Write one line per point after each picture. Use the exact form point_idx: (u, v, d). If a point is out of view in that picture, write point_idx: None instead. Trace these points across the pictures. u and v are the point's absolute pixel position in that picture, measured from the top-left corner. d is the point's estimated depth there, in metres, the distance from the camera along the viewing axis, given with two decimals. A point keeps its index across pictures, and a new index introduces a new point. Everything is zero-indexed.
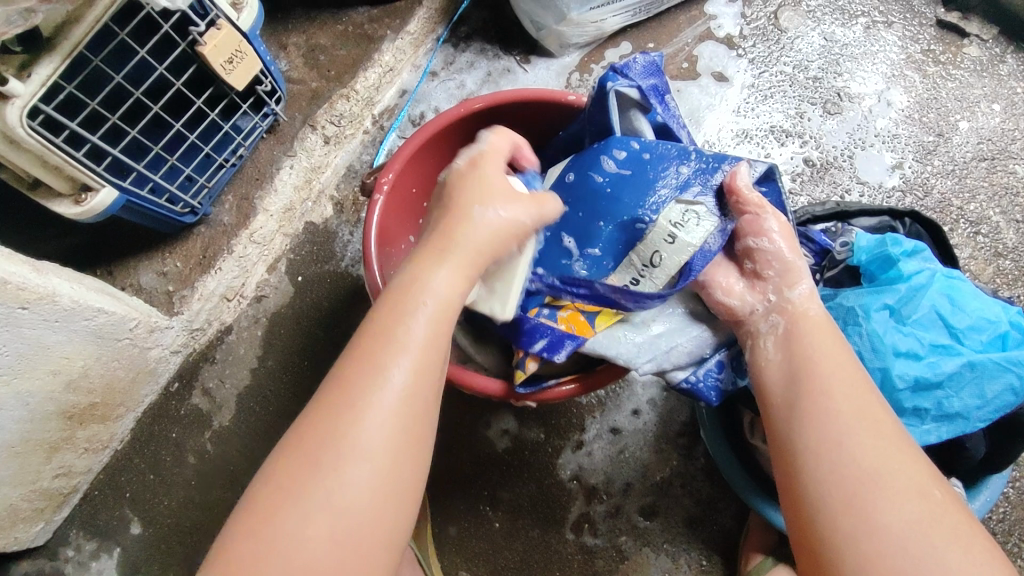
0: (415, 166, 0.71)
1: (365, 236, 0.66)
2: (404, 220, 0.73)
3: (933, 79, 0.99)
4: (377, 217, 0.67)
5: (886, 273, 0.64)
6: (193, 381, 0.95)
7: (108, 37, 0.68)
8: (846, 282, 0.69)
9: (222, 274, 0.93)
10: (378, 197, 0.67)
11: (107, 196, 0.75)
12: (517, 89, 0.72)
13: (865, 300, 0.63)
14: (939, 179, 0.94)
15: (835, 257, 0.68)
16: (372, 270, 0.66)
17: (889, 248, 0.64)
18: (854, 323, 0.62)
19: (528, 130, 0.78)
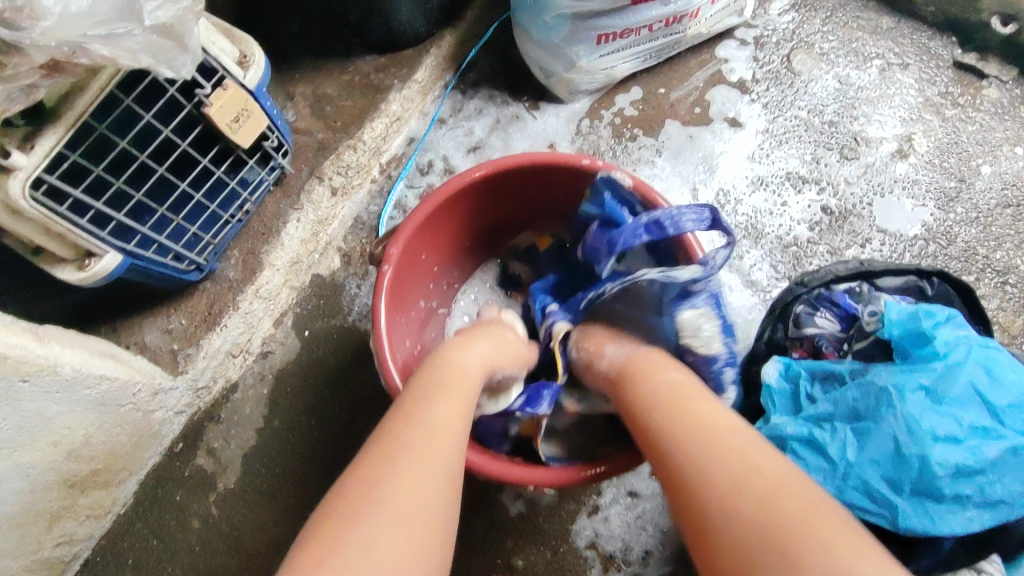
0: (424, 231, 0.70)
1: (373, 308, 0.65)
2: (411, 286, 0.72)
3: (953, 122, 0.97)
4: (386, 286, 0.65)
5: (919, 349, 0.62)
6: (197, 441, 0.94)
7: (113, 104, 0.66)
8: (877, 356, 0.67)
9: (227, 330, 0.91)
10: (387, 267, 0.66)
11: (111, 260, 0.72)
12: (528, 152, 0.70)
13: (899, 379, 0.59)
14: (962, 227, 0.91)
15: (865, 328, 0.68)
16: (381, 340, 0.64)
17: (923, 322, 0.62)
18: (887, 404, 0.58)
19: (540, 192, 0.76)
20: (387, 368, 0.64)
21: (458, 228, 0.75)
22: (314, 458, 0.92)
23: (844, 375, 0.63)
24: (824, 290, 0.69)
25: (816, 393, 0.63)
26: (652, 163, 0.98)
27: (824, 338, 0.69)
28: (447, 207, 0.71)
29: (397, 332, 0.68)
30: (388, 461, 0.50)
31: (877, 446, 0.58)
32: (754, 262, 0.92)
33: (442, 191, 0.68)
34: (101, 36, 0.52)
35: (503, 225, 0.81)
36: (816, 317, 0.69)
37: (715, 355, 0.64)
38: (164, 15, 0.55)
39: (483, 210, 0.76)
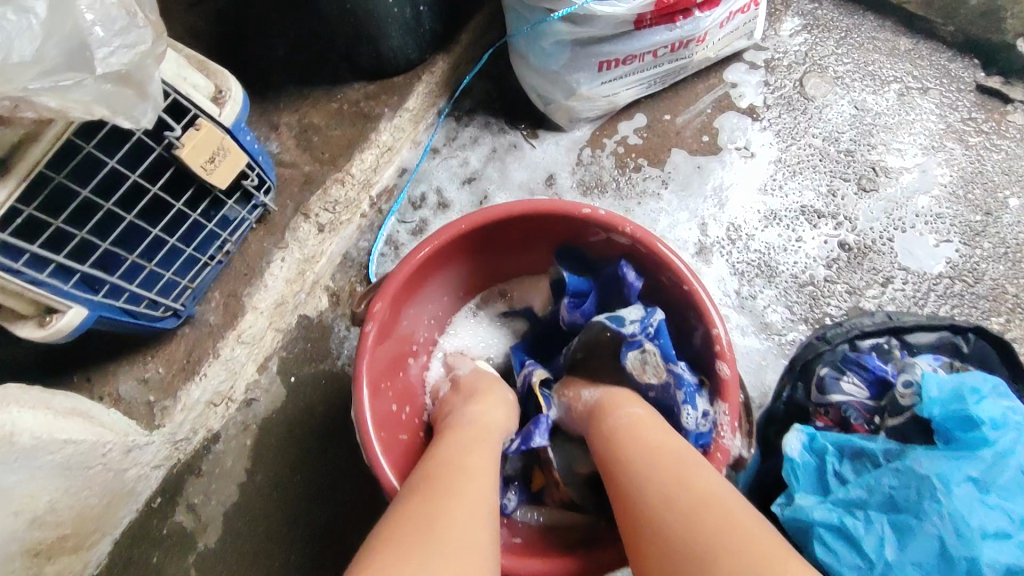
0: (410, 285, 0.65)
1: (356, 376, 0.59)
2: (399, 345, 0.66)
3: (977, 150, 0.91)
4: (369, 348, 0.60)
5: (964, 432, 0.54)
6: (177, 496, 0.88)
7: (71, 151, 0.61)
8: (915, 437, 0.57)
9: (207, 380, 0.85)
10: (370, 329, 0.60)
11: (76, 315, 0.67)
12: (523, 201, 0.66)
13: (943, 468, 0.54)
14: (990, 264, 0.86)
15: (900, 402, 0.58)
16: (363, 409, 0.58)
17: (967, 402, 0.54)
18: (932, 498, 0.53)
19: (536, 240, 0.71)
20: (370, 441, 0.58)
21: (448, 279, 0.71)
22: (299, 516, 0.87)
23: (877, 454, 0.57)
24: (850, 352, 0.63)
25: (845, 473, 0.58)
26: (658, 195, 0.92)
27: (851, 407, 0.61)
28: (435, 258, 0.66)
29: (383, 398, 0.62)
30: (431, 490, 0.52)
31: (920, 546, 0.52)
32: (768, 303, 0.86)
33: (430, 243, 0.64)
34: (47, 88, 0.46)
35: (498, 274, 0.76)
36: (842, 381, 0.62)
37: (665, 380, 0.62)
38: (120, 61, 0.50)
39: (476, 260, 0.72)
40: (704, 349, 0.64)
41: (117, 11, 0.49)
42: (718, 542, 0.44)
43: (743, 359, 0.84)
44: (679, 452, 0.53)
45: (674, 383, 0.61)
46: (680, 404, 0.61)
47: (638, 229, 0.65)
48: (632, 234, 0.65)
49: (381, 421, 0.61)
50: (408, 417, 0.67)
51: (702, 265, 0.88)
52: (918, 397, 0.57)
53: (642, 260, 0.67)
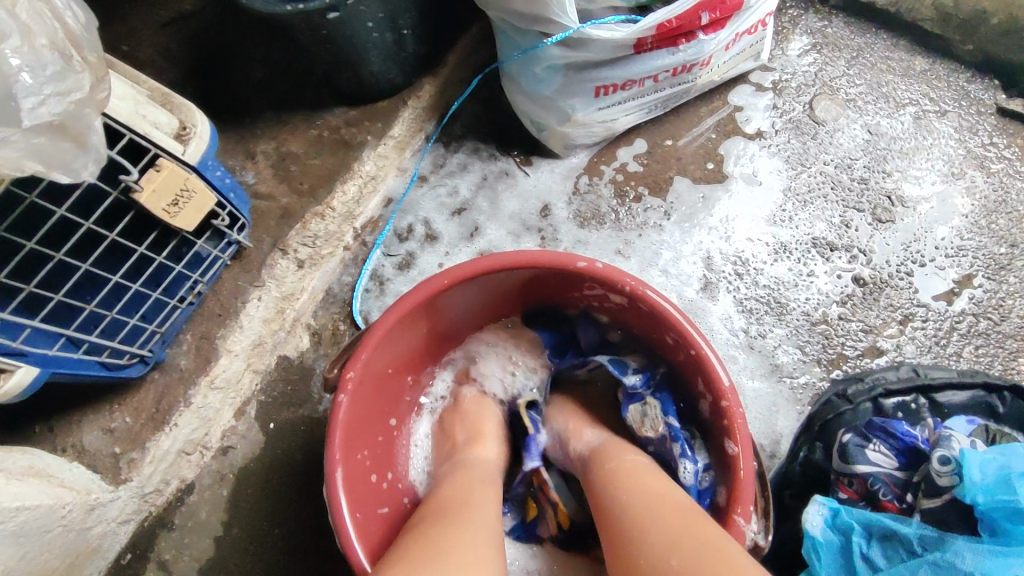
0: (388, 345, 0.60)
1: (329, 451, 0.54)
2: (379, 408, 0.62)
3: (999, 178, 0.86)
4: (341, 421, 0.55)
5: (1012, 525, 0.48)
6: (148, 552, 0.82)
7: (11, 201, 0.55)
8: (955, 524, 0.51)
9: (178, 430, 0.80)
10: (343, 397, 0.56)
11: (26, 374, 0.61)
12: (512, 252, 0.60)
13: (988, 564, 0.47)
14: (1016, 300, 0.80)
15: (936, 482, 0.52)
16: (336, 480, 0.54)
17: (1019, 488, 0.48)
18: None
19: (528, 288, 0.67)
20: (344, 524, 0.53)
21: (432, 331, 0.66)
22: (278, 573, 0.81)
23: (912, 540, 0.51)
24: (874, 419, 0.57)
25: (874, 557, 0.52)
26: (660, 227, 0.87)
27: (880, 482, 0.55)
28: (415, 314, 0.61)
29: (359, 469, 0.58)
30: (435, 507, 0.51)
31: None
32: (778, 342, 0.80)
33: (408, 300, 0.59)
34: None
35: (488, 319, 0.72)
36: (868, 450, 0.56)
37: (660, 434, 0.61)
38: (50, 111, 0.45)
39: (464, 309, 0.67)
40: (713, 419, 0.59)
41: (49, 55, 0.45)
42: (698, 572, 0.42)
43: (752, 404, 0.78)
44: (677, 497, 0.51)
45: (669, 436, 0.60)
46: (678, 457, 0.59)
47: (637, 284, 0.60)
48: (632, 289, 0.59)
49: (357, 497, 0.56)
50: (390, 485, 0.62)
51: (708, 302, 0.83)
52: (958, 478, 0.51)
53: (643, 314, 0.62)
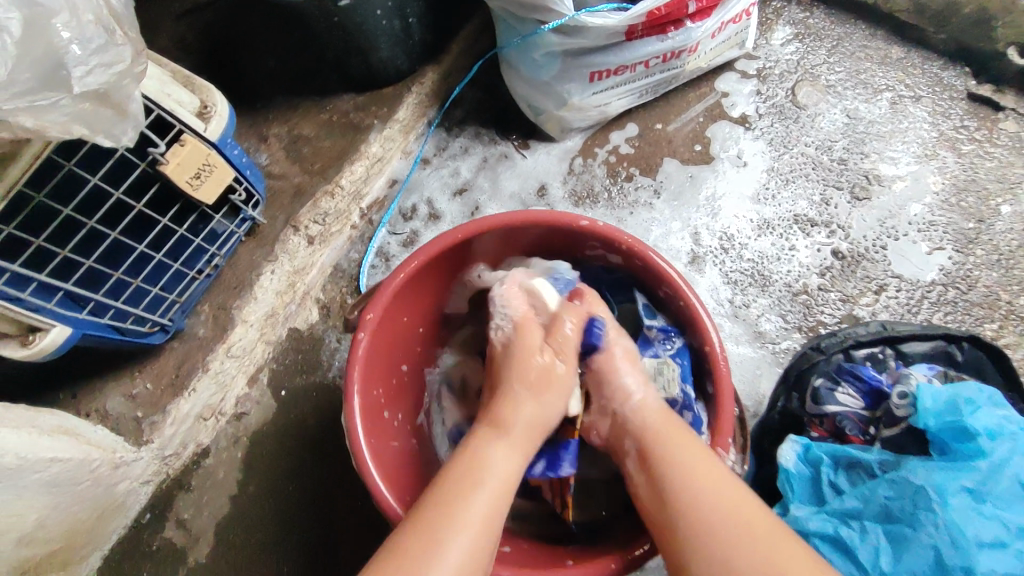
0: (404, 295, 0.64)
1: (348, 386, 0.58)
2: (393, 351, 0.65)
3: (969, 158, 0.91)
4: (361, 357, 0.59)
5: (961, 443, 0.54)
6: (167, 511, 0.87)
7: (52, 169, 0.58)
8: (910, 447, 0.57)
9: (197, 394, 0.84)
10: (362, 336, 0.59)
11: (60, 333, 0.65)
12: (522, 211, 0.65)
13: (937, 478, 0.53)
14: (983, 271, 0.86)
15: (894, 413, 0.58)
16: (354, 408, 0.57)
17: (963, 413, 0.54)
18: (927, 508, 0.52)
19: (534, 251, 0.71)
20: (360, 454, 0.57)
21: (446, 285, 0.70)
22: (289, 527, 0.86)
23: (873, 465, 0.56)
24: (844, 363, 0.62)
25: (839, 483, 0.57)
26: (650, 205, 0.92)
27: (847, 419, 0.60)
28: (429, 267, 0.65)
29: (376, 406, 0.61)
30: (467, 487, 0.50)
31: (915, 555, 0.51)
32: (762, 311, 0.86)
33: (424, 251, 0.63)
34: (22, 108, 0.45)
35: None
36: (837, 392, 0.61)
37: (675, 399, 0.62)
38: (96, 80, 0.49)
39: (471, 267, 0.71)
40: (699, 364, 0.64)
41: (94, 29, 0.48)
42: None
43: (737, 367, 0.83)
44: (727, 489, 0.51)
45: (682, 403, 0.62)
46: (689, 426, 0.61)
47: (635, 243, 0.65)
48: (629, 246, 0.65)
49: (373, 430, 0.60)
50: (400, 426, 0.65)
51: (696, 274, 0.88)
52: (913, 408, 0.56)
53: (640, 271, 0.67)
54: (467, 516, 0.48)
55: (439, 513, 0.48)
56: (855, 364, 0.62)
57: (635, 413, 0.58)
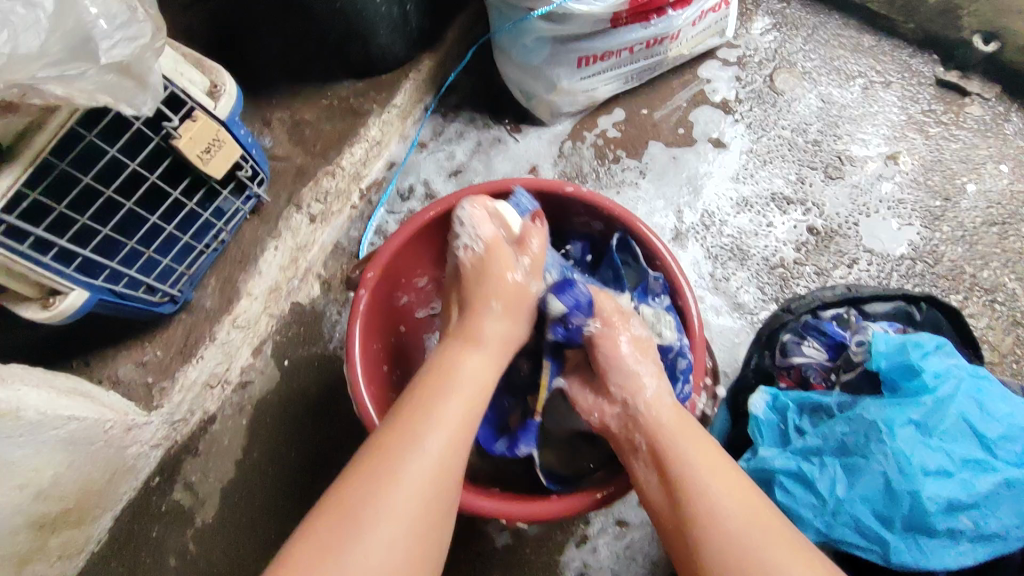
0: (402, 257, 0.70)
1: (348, 334, 0.64)
2: (392, 310, 0.71)
3: (936, 141, 0.96)
4: (362, 310, 0.65)
5: (908, 381, 0.59)
6: (175, 475, 0.91)
7: (74, 139, 0.64)
8: (865, 389, 0.63)
9: (204, 362, 0.88)
10: (363, 290, 0.65)
11: (79, 296, 0.69)
12: (512, 179, 0.71)
13: (888, 412, 0.57)
14: (949, 246, 0.91)
15: (852, 358, 0.64)
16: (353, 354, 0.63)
17: (911, 354, 0.59)
18: (878, 441, 0.56)
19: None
20: (361, 395, 0.62)
21: (443, 252, 0.75)
22: (294, 489, 0.90)
23: (832, 407, 0.61)
24: (810, 318, 0.68)
25: (804, 425, 0.61)
26: (636, 185, 0.97)
27: (811, 368, 0.67)
28: (425, 232, 0.71)
29: (375, 358, 0.67)
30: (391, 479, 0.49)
31: (866, 483, 0.56)
32: (741, 284, 0.90)
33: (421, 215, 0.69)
34: (54, 77, 0.50)
35: None
36: (803, 345, 0.67)
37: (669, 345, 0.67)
38: (121, 53, 0.53)
39: None
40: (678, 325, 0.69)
41: (118, 6, 0.52)
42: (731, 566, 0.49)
43: (716, 336, 0.88)
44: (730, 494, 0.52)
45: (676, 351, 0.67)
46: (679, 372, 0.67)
47: (619, 208, 0.71)
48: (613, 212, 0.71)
49: (372, 377, 0.65)
50: (397, 379, 0.71)
51: (678, 250, 0.93)
52: (868, 353, 0.63)
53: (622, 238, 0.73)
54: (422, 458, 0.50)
55: (351, 508, 0.47)
56: (820, 319, 0.68)
57: (647, 409, 0.60)
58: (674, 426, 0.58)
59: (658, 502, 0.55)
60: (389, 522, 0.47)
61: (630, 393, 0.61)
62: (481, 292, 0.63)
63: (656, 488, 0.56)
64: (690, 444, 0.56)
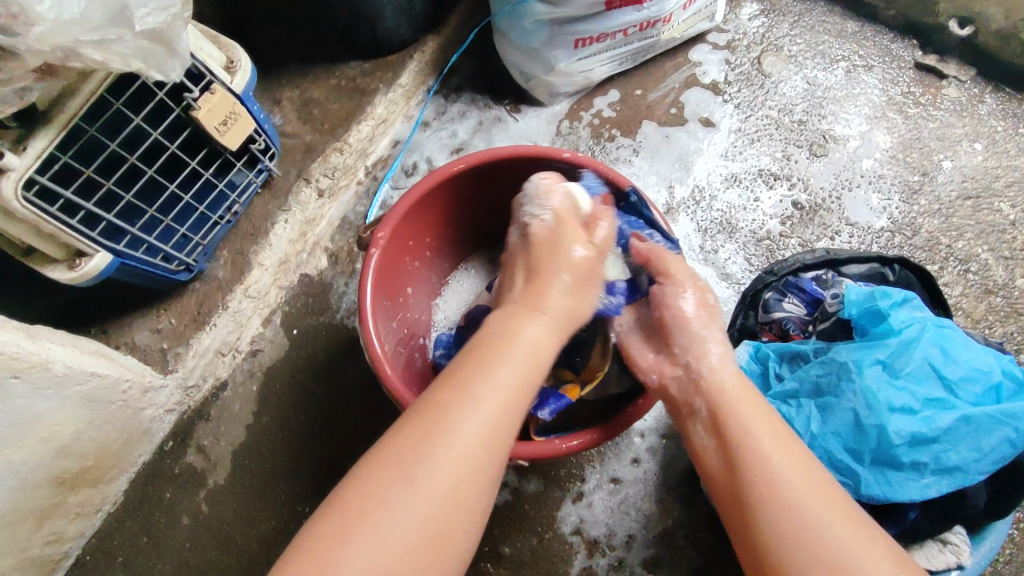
0: (409, 221, 0.75)
1: (360, 290, 0.69)
2: (400, 272, 0.76)
3: (915, 120, 1.01)
4: (372, 269, 0.70)
5: (876, 326, 0.66)
6: (188, 439, 0.95)
7: (103, 107, 0.69)
8: (839, 335, 0.71)
9: (216, 330, 0.92)
10: (375, 250, 0.70)
11: (103, 259, 0.73)
12: (510, 146, 0.75)
13: (857, 355, 0.64)
14: (926, 219, 0.96)
15: (828, 309, 0.71)
16: (364, 311, 0.68)
17: (878, 301, 0.66)
18: (847, 379, 0.63)
19: (524, 188, 0.81)
20: (373, 349, 0.67)
21: (446, 218, 0.81)
22: (303, 451, 0.93)
23: (809, 353, 0.68)
24: (792, 277, 0.74)
25: (783, 373, 0.69)
26: (630, 162, 1.01)
27: (791, 322, 0.73)
28: (429, 198, 0.76)
29: (386, 315, 0.72)
30: (464, 391, 0.52)
31: (838, 419, 0.63)
32: (729, 255, 0.95)
33: (426, 181, 0.74)
34: (93, 41, 0.56)
35: (491, 214, 0.85)
36: (784, 302, 0.73)
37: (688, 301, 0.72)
38: (154, 20, 0.59)
39: (469, 202, 0.81)
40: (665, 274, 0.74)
41: None
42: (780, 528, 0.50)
43: None
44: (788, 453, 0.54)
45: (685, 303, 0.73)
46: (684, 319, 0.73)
47: (615, 174, 0.74)
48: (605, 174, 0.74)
49: (382, 333, 0.71)
50: (403, 335, 0.76)
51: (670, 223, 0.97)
52: (842, 305, 0.70)
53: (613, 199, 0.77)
54: (492, 383, 0.52)
55: (424, 430, 0.50)
56: (800, 276, 0.74)
57: (712, 374, 0.61)
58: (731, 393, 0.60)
59: (718, 473, 0.57)
60: (470, 430, 0.50)
61: (693, 354, 0.63)
62: (552, 259, 0.63)
63: (715, 458, 0.58)
64: (758, 420, 0.57)
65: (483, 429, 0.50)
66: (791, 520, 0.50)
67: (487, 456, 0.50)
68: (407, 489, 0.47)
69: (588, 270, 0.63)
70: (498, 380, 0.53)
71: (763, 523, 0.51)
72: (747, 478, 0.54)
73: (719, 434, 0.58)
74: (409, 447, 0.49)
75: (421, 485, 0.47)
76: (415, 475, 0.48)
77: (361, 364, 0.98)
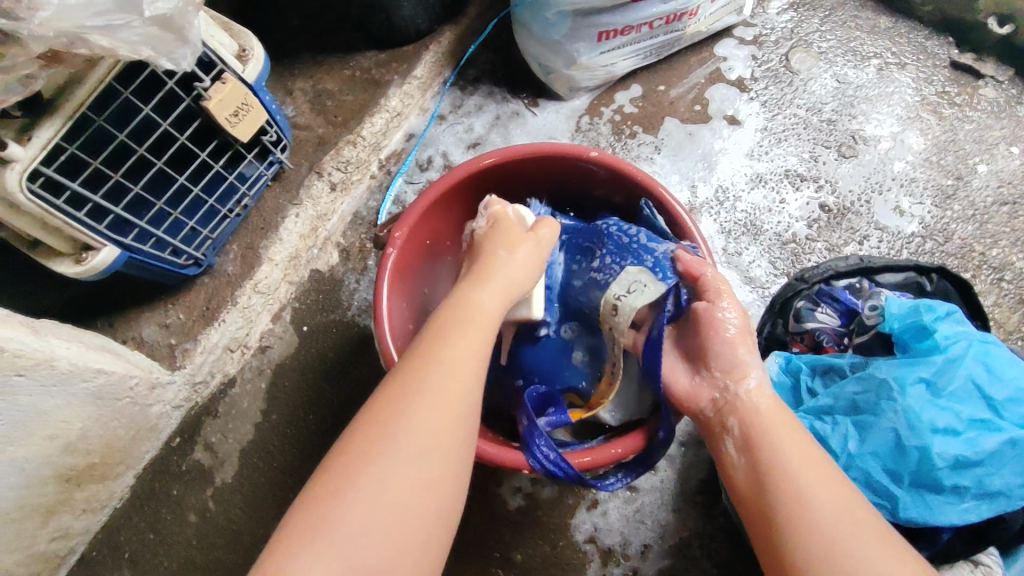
0: (428, 219, 0.73)
1: (376, 291, 0.67)
2: (419, 273, 0.74)
3: (950, 122, 0.98)
4: (389, 270, 0.68)
5: (920, 342, 0.64)
6: (195, 435, 0.92)
7: (111, 96, 0.66)
8: (877, 349, 0.69)
9: (225, 326, 0.89)
10: (392, 250, 0.68)
11: (110, 254, 0.70)
12: (533, 142, 0.72)
13: (900, 372, 0.62)
14: (959, 225, 0.92)
15: (866, 322, 0.69)
16: (380, 315, 0.66)
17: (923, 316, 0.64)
18: (888, 398, 0.61)
19: (549, 186, 0.78)
20: (389, 353, 0.65)
21: (465, 219, 0.78)
22: (312, 451, 0.91)
23: (845, 367, 0.66)
24: (824, 285, 0.72)
25: (816, 387, 0.67)
26: (652, 159, 0.98)
27: (824, 333, 0.71)
28: (449, 198, 0.74)
29: (403, 319, 0.70)
30: (410, 379, 0.51)
31: (877, 439, 0.61)
32: (753, 259, 0.92)
33: (447, 178, 0.72)
34: (99, 26, 0.54)
35: None
36: (817, 312, 0.71)
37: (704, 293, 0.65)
38: (165, 6, 0.57)
39: None
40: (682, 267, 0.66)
41: None
42: (808, 548, 0.49)
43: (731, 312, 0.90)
44: (823, 470, 0.52)
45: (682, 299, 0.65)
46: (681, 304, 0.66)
47: (644, 176, 0.71)
48: (635, 174, 0.71)
49: (399, 335, 0.68)
50: None
51: None
52: (881, 318, 0.68)
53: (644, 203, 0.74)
54: (435, 366, 0.52)
55: (371, 427, 0.49)
56: (834, 285, 0.71)
57: (747, 397, 0.59)
58: (768, 413, 0.57)
59: (749, 492, 0.55)
60: (419, 418, 0.49)
61: (734, 379, 0.60)
62: (500, 259, 0.62)
63: (749, 481, 0.55)
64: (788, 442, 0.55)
65: (444, 391, 0.50)
66: (823, 539, 0.49)
67: (444, 435, 0.49)
68: (364, 493, 0.45)
69: (523, 272, 0.61)
70: (440, 359, 0.52)
71: (795, 546, 0.50)
72: (781, 507, 0.52)
73: (757, 459, 0.55)
74: (359, 448, 0.48)
75: (369, 482, 0.46)
76: (367, 464, 0.47)
77: (373, 363, 0.95)
